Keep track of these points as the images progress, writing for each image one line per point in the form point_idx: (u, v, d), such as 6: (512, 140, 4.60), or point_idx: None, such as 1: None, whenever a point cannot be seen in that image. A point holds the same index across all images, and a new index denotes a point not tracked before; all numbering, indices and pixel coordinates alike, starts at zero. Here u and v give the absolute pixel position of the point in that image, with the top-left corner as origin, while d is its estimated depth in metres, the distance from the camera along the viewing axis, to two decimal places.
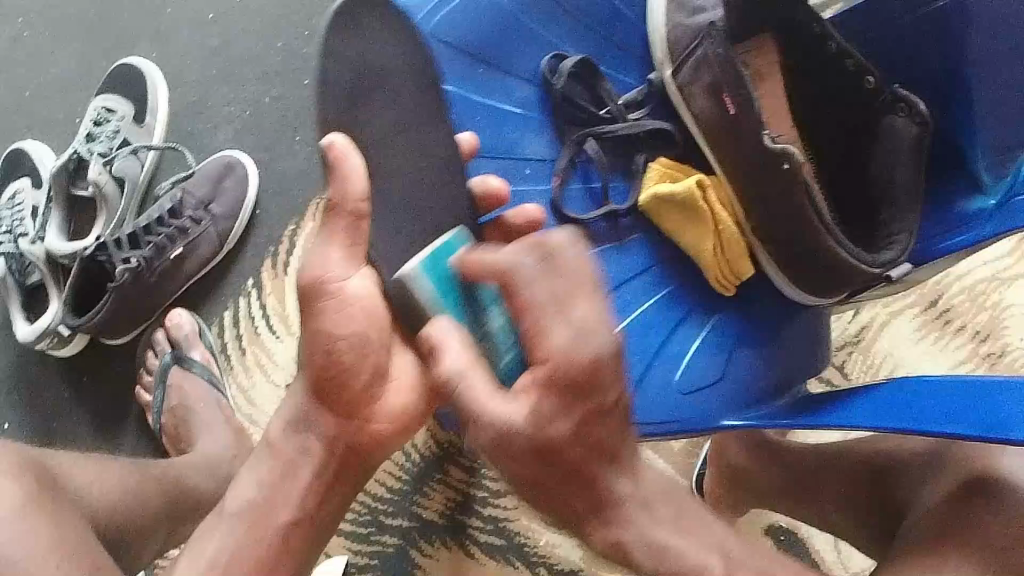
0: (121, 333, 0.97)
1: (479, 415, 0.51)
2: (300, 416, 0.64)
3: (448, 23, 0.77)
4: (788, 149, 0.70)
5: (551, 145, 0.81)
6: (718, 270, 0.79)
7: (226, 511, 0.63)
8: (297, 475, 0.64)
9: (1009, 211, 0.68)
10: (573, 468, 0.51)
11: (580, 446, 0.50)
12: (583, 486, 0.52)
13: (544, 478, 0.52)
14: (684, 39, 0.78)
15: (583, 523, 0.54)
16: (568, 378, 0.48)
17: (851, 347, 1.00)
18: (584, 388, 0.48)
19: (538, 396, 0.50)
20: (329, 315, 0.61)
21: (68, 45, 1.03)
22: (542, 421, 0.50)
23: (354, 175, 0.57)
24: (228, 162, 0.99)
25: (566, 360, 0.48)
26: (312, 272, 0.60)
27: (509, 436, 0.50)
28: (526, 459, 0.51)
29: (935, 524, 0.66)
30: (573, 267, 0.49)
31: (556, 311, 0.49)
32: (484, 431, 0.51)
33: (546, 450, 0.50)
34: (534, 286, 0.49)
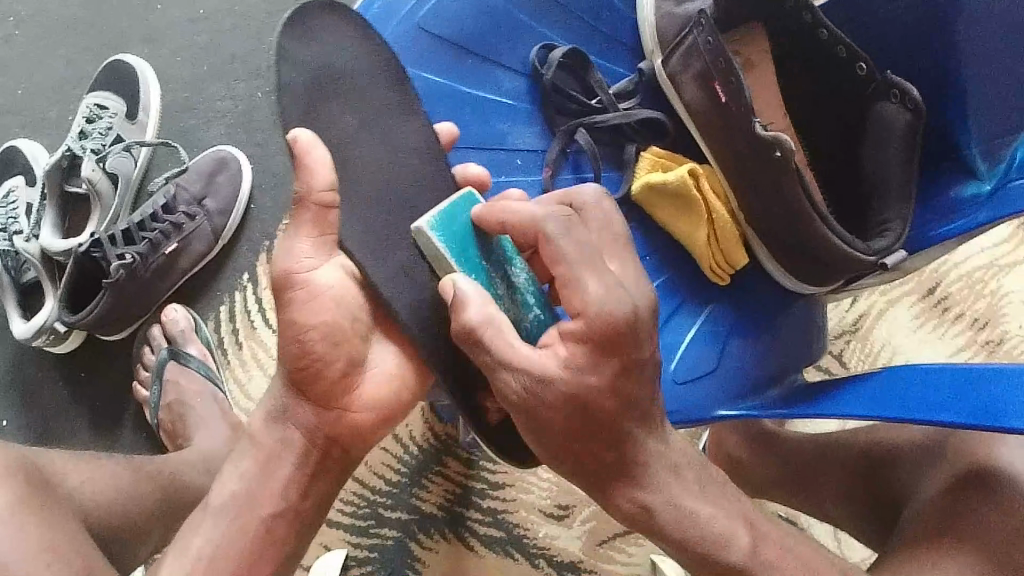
0: (117, 330, 0.97)
1: (510, 365, 0.52)
2: (280, 408, 0.63)
3: (436, 14, 0.77)
4: (781, 138, 0.68)
5: (542, 136, 0.81)
6: (713, 259, 0.78)
7: (211, 505, 0.61)
8: (279, 467, 0.62)
9: (1002, 196, 0.67)
10: (604, 419, 0.52)
11: (613, 401, 0.52)
12: (614, 448, 0.53)
13: (573, 431, 0.52)
14: (673, 28, 0.78)
15: (606, 482, 0.54)
16: (601, 334, 0.50)
17: (849, 336, 0.99)
18: (620, 343, 0.50)
19: (572, 348, 0.51)
20: (299, 306, 0.60)
21: (60, 43, 1.03)
22: (581, 374, 0.51)
23: (316, 163, 0.57)
24: (222, 157, 0.99)
25: (599, 314, 0.50)
26: (283, 262, 0.60)
27: (542, 390, 0.51)
28: (556, 408, 0.51)
29: (934, 516, 0.66)
30: (598, 222, 0.55)
31: (588, 261, 0.52)
32: (515, 381, 0.52)
33: (582, 406, 0.51)
34: (565, 237, 0.53)
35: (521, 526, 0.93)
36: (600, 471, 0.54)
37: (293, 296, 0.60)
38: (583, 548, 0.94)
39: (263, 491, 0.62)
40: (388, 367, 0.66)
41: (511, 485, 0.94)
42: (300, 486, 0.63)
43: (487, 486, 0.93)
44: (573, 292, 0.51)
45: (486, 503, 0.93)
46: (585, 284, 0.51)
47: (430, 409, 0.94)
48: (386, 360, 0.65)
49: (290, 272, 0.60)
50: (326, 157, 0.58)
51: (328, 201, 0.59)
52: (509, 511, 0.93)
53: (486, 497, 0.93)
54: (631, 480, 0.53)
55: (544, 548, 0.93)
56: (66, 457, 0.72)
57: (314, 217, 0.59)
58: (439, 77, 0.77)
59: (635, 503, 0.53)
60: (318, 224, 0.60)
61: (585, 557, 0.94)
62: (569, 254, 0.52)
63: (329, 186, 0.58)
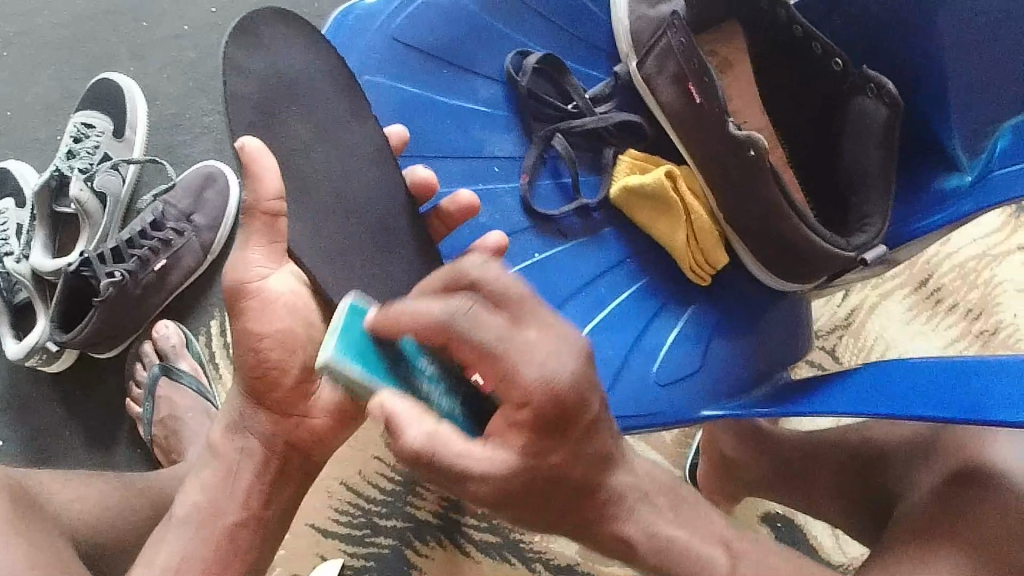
0: (109, 347, 0.97)
1: (465, 474, 0.45)
2: (237, 419, 0.64)
3: (409, 24, 0.78)
4: (755, 136, 0.68)
5: (520, 143, 0.81)
6: (693, 260, 0.78)
7: (176, 517, 0.62)
8: (239, 476, 0.63)
9: (987, 187, 0.67)
10: (582, 483, 0.49)
11: (578, 462, 0.48)
12: (587, 496, 0.50)
13: (554, 503, 0.49)
14: (648, 30, 0.78)
15: (586, 525, 0.51)
16: (560, 410, 0.44)
17: (842, 331, 0.98)
18: (572, 412, 0.45)
19: (530, 437, 0.45)
20: (252, 314, 0.61)
21: (46, 63, 1.03)
22: (540, 454, 0.46)
23: (261, 171, 0.56)
24: (209, 172, 0.99)
25: (550, 391, 0.44)
26: (236, 274, 0.59)
27: (505, 483, 0.46)
28: (524, 491, 0.47)
29: (924, 516, 0.65)
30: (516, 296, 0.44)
31: (517, 341, 0.44)
32: (481, 487, 0.45)
33: (551, 479, 0.47)
34: (482, 326, 0.44)
35: (516, 530, 0.93)
36: (577, 521, 0.51)
37: (246, 305, 0.60)
38: (578, 551, 0.94)
39: (225, 502, 0.62)
40: None
41: None
42: (261, 493, 0.64)
43: None
44: (512, 383, 0.44)
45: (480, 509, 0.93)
46: (525, 368, 0.43)
47: None
48: None
49: (243, 282, 0.60)
50: (273, 166, 0.57)
51: (277, 209, 0.58)
52: None
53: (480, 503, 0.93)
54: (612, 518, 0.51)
55: (540, 552, 0.93)
56: (54, 476, 0.73)
57: (268, 228, 0.58)
58: (414, 88, 0.78)
59: (618, 538, 0.52)
60: (268, 234, 0.59)
61: (581, 559, 0.94)
62: (495, 345, 0.44)
63: (277, 195, 0.57)
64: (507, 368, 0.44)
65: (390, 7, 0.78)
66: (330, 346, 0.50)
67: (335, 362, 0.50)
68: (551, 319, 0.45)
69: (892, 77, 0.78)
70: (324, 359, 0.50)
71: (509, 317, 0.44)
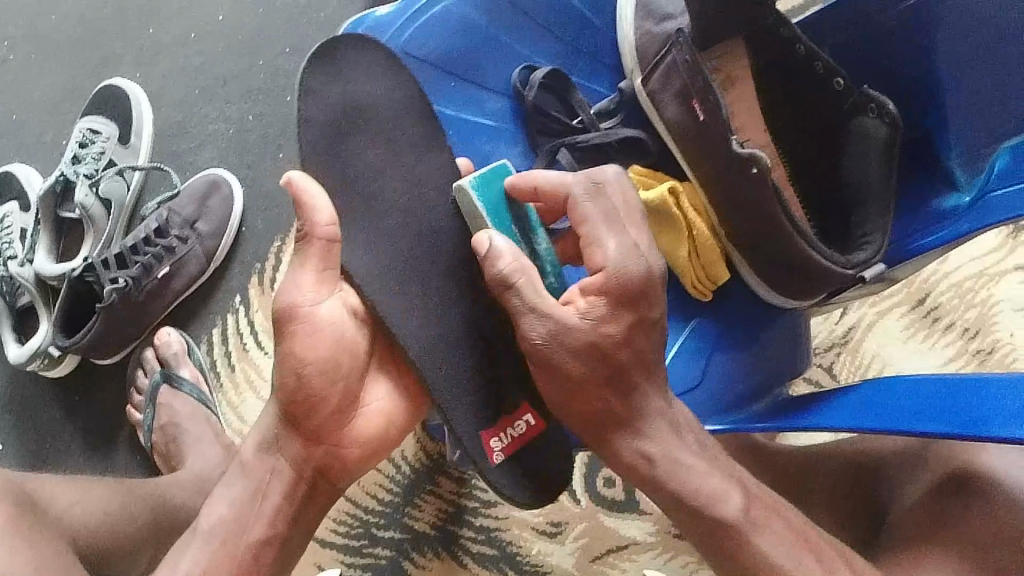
0: (112, 353, 0.97)
1: (536, 303, 0.59)
2: (271, 440, 0.65)
3: (420, 36, 0.77)
4: (757, 155, 0.69)
5: (523, 156, 0.82)
6: (696, 275, 0.79)
7: (200, 529, 0.63)
8: (268, 495, 0.64)
9: (983, 206, 0.68)
10: (620, 371, 0.60)
11: (626, 351, 0.60)
12: (626, 387, 0.61)
13: (596, 378, 0.60)
14: (652, 48, 0.79)
15: (607, 430, 0.61)
16: (626, 289, 0.60)
17: (839, 348, 1.00)
18: (634, 300, 0.60)
19: (599, 299, 0.60)
20: (300, 338, 0.62)
21: (53, 68, 1.04)
22: (596, 322, 0.60)
23: (317, 201, 0.59)
24: (215, 180, 0.99)
25: (623, 271, 0.60)
26: (288, 296, 0.62)
27: (567, 329, 0.59)
28: (581, 350, 0.59)
29: (916, 531, 0.66)
30: (620, 200, 0.62)
31: (609, 227, 0.61)
32: (540, 326, 0.59)
33: (597, 351, 0.60)
34: (589, 208, 0.62)
35: (514, 544, 0.93)
36: (608, 420, 0.61)
37: (297, 332, 0.62)
38: (577, 564, 0.93)
39: (253, 518, 0.63)
40: (380, 405, 0.69)
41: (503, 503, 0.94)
42: (286, 516, 0.65)
43: (479, 504, 0.93)
44: (596, 252, 0.61)
45: (478, 521, 0.93)
46: (607, 244, 0.60)
47: (424, 432, 0.94)
48: (380, 397, 0.69)
49: (294, 305, 0.62)
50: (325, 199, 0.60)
51: (331, 235, 0.60)
52: (502, 529, 0.93)
53: (478, 515, 0.93)
54: (632, 432, 0.61)
55: (537, 565, 0.93)
56: (58, 479, 0.73)
57: (317, 251, 0.61)
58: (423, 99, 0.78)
59: (636, 453, 0.61)
60: (322, 258, 0.62)
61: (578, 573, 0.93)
62: (597, 222, 0.61)
63: (331, 222, 0.60)
64: (590, 243, 0.61)
65: (402, 16, 0.77)
66: (470, 179, 0.66)
67: (468, 190, 0.66)
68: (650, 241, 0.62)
69: (892, 95, 0.79)
70: (463, 186, 0.66)
71: (611, 218, 0.62)
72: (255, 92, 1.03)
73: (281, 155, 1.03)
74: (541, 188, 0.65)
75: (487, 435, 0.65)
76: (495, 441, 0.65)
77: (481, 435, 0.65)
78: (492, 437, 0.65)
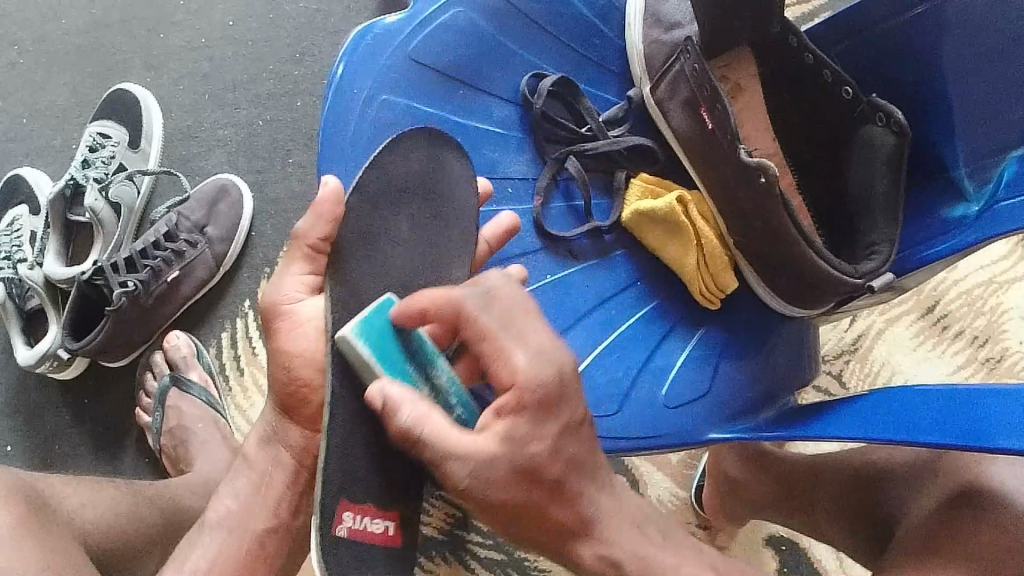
0: (121, 356, 0.97)
1: (450, 452, 0.51)
2: (271, 431, 0.70)
3: (429, 43, 0.75)
4: (765, 164, 0.68)
5: (533, 164, 0.80)
6: (702, 284, 0.79)
7: (209, 522, 0.69)
8: (271, 483, 0.70)
9: (992, 215, 0.67)
10: (556, 484, 0.52)
11: (559, 460, 0.52)
12: (563, 500, 0.53)
13: (526, 507, 0.52)
14: (660, 56, 0.79)
15: (562, 540, 0.54)
16: (538, 395, 0.51)
17: (848, 356, 0.99)
18: (549, 405, 0.51)
19: (510, 421, 0.51)
20: (282, 333, 0.67)
21: (64, 72, 1.04)
22: (518, 442, 0.51)
23: (323, 220, 0.62)
24: (223, 185, 1.00)
25: (533, 379, 0.51)
26: (273, 291, 0.66)
27: (486, 470, 0.51)
28: (506, 483, 0.51)
29: (925, 541, 0.65)
30: (512, 299, 0.54)
31: (511, 335, 0.52)
32: (458, 467, 0.51)
33: (523, 471, 0.51)
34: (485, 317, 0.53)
35: (521, 548, 0.93)
36: (557, 530, 0.53)
37: (281, 326, 0.67)
38: None
39: (257, 503, 0.69)
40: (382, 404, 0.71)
41: None
42: (292, 503, 0.70)
43: None
44: (503, 366, 0.52)
45: (485, 526, 0.93)
46: (513, 358, 0.51)
47: None
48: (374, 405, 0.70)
49: (277, 301, 0.66)
50: (340, 216, 0.62)
51: (323, 250, 0.63)
52: (509, 533, 0.93)
53: (485, 520, 0.93)
54: (586, 533, 0.54)
55: (545, 569, 0.93)
56: (66, 481, 0.74)
57: (303, 256, 0.64)
58: (431, 107, 0.76)
59: (596, 555, 0.54)
60: (309, 264, 0.65)
61: None
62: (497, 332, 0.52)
63: (325, 239, 0.62)
64: (496, 358, 0.52)
65: (412, 21, 0.75)
66: (352, 324, 0.58)
67: (352, 338, 0.58)
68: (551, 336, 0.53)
69: (900, 105, 0.79)
70: (348, 335, 0.57)
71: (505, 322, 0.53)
72: (264, 97, 1.04)
73: (291, 160, 1.03)
74: (429, 309, 0.56)
75: (344, 504, 0.60)
76: (349, 516, 0.60)
77: (341, 503, 0.60)
78: (349, 510, 0.60)
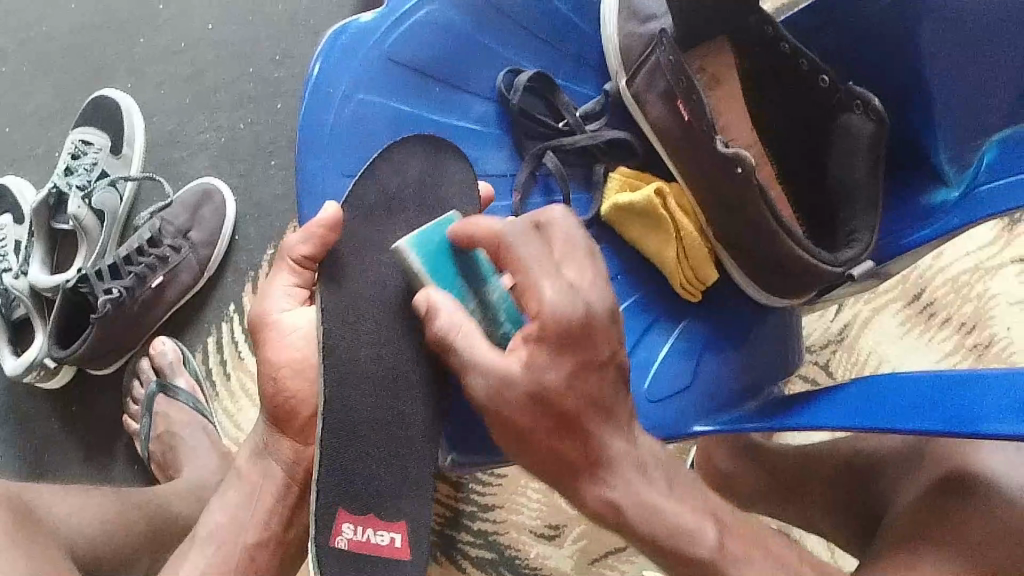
0: (108, 363, 0.97)
1: (475, 361, 0.54)
2: (263, 445, 0.70)
3: (404, 42, 0.75)
4: (741, 154, 0.69)
5: (512, 159, 0.81)
6: (683, 276, 0.79)
7: (199, 536, 0.69)
8: (260, 501, 0.70)
9: (973, 201, 0.68)
10: (568, 414, 0.53)
11: (572, 396, 0.52)
12: (576, 432, 0.53)
13: (542, 428, 0.53)
14: (638, 47, 0.78)
15: (569, 478, 0.54)
16: (562, 329, 0.52)
17: (835, 346, 0.99)
18: (575, 343, 0.52)
19: (533, 348, 0.53)
20: (270, 343, 0.67)
21: (45, 80, 1.04)
22: (539, 370, 0.52)
23: (312, 243, 0.61)
24: (206, 189, 0.99)
25: (557, 312, 0.52)
26: (261, 303, 0.67)
27: (503, 386, 0.53)
28: (521, 404, 0.53)
29: (911, 529, 0.65)
30: (564, 243, 0.54)
31: (545, 267, 0.53)
32: (477, 379, 0.53)
33: (536, 397, 0.52)
34: (521, 245, 0.55)
35: (512, 547, 0.93)
36: (562, 464, 0.53)
37: (267, 336, 0.67)
38: (575, 566, 0.93)
39: (247, 516, 0.69)
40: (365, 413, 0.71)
41: (501, 506, 0.93)
42: (282, 518, 0.70)
43: (476, 508, 0.93)
44: (531, 295, 0.53)
45: (476, 525, 0.93)
46: (540, 287, 0.53)
47: None
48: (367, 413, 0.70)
49: (264, 313, 0.67)
50: (332, 242, 0.62)
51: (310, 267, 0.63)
52: (500, 532, 0.93)
53: (476, 519, 0.93)
54: (595, 477, 0.54)
55: (536, 568, 0.93)
56: (53, 489, 0.73)
57: (291, 270, 0.66)
58: (406, 105, 0.75)
59: (601, 501, 0.53)
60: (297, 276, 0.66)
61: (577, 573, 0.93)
62: (530, 263, 0.54)
63: (314, 259, 0.62)
64: (528, 289, 0.53)
65: (386, 19, 0.74)
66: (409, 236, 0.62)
67: (407, 249, 0.62)
68: (600, 280, 0.54)
69: (878, 93, 0.79)
70: (404, 245, 0.62)
71: (557, 255, 0.54)
72: (246, 101, 1.03)
73: (274, 163, 1.03)
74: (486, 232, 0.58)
75: (343, 515, 0.59)
76: (348, 526, 0.59)
77: (339, 512, 0.59)
78: (348, 521, 0.60)
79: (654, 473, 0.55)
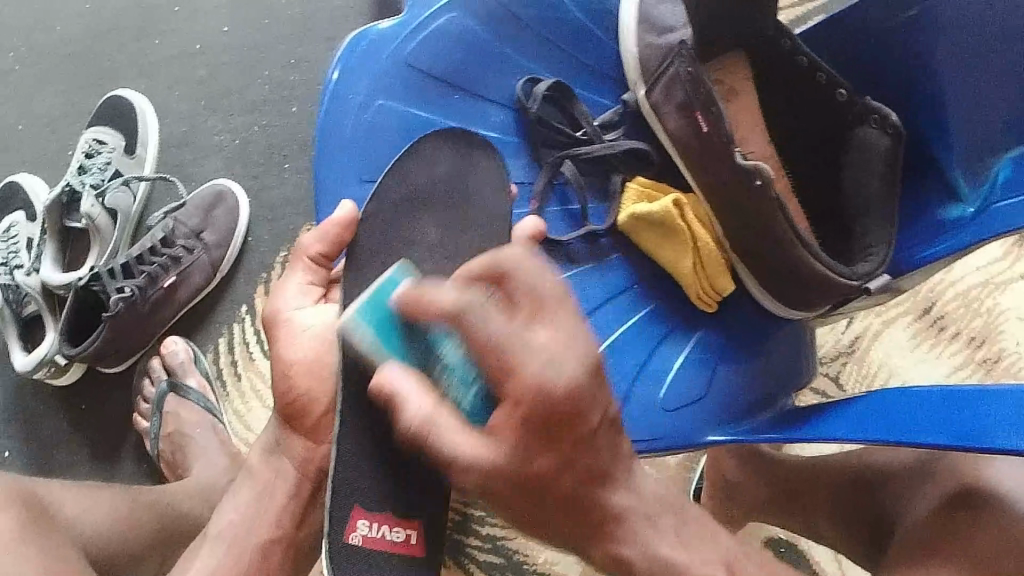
0: (119, 361, 0.97)
1: (453, 456, 0.49)
2: (274, 443, 0.71)
3: (423, 49, 0.76)
4: (759, 166, 0.69)
5: (529, 169, 0.81)
6: (699, 286, 0.79)
7: (211, 534, 0.69)
8: (274, 500, 0.70)
9: (988, 217, 0.68)
10: (563, 493, 0.50)
11: (569, 476, 0.50)
12: (580, 502, 0.51)
13: (536, 504, 0.51)
14: (655, 57, 0.78)
15: (585, 537, 0.53)
16: (544, 416, 0.47)
17: (845, 358, 1.00)
18: (564, 420, 0.47)
19: (515, 435, 0.48)
20: (282, 341, 0.68)
21: (61, 79, 1.04)
22: (526, 456, 0.49)
23: (327, 239, 0.65)
24: (220, 191, 1.00)
25: (538, 397, 0.46)
26: (275, 299, 0.68)
27: (488, 476, 0.49)
28: (513, 489, 0.50)
29: (922, 545, 0.65)
30: (524, 294, 0.47)
31: (517, 339, 0.47)
32: (461, 472, 0.50)
33: (526, 482, 0.49)
34: (487, 319, 0.47)
35: (519, 551, 0.93)
36: (571, 531, 0.52)
37: (279, 333, 0.68)
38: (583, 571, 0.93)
39: (261, 522, 0.70)
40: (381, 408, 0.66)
41: None
42: (294, 516, 0.71)
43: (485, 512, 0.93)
44: (509, 379, 0.47)
45: (485, 530, 0.93)
46: (520, 365, 0.47)
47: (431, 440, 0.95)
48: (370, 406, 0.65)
49: (278, 309, 0.68)
50: (346, 235, 0.65)
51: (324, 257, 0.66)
52: (508, 537, 0.93)
53: (485, 523, 0.93)
54: (609, 536, 0.52)
55: (542, 573, 0.93)
56: (66, 487, 0.74)
57: (306, 264, 0.68)
58: (424, 112, 0.76)
59: (609, 555, 0.53)
60: (312, 271, 0.68)
61: None
62: (501, 339, 0.47)
63: (327, 248, 0.65)
64: (502, 369, 0.47)
65: (407, 27, 0.75)
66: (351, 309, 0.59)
67: (353, 322, 0.59)
68: (574, 329, 0.47)
69: (895, 108, 0.79)
70: (346, 318, 0.59)
71: (526, 315, 0.47)
72: (260, 103, 1.04)
73: (287, 165, 1.03)
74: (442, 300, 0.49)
75: (358, 514, 0.64)
76: (363, 524, 0.64)
77: (354, 511, 0.64)
78: (363, 518, 0.64)
79: (662, 522, 0.53)
